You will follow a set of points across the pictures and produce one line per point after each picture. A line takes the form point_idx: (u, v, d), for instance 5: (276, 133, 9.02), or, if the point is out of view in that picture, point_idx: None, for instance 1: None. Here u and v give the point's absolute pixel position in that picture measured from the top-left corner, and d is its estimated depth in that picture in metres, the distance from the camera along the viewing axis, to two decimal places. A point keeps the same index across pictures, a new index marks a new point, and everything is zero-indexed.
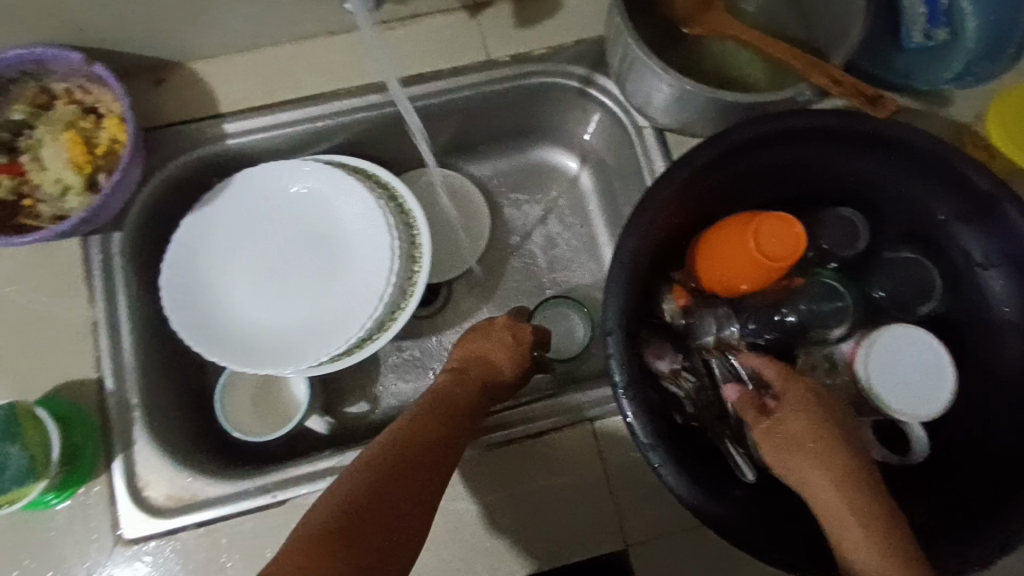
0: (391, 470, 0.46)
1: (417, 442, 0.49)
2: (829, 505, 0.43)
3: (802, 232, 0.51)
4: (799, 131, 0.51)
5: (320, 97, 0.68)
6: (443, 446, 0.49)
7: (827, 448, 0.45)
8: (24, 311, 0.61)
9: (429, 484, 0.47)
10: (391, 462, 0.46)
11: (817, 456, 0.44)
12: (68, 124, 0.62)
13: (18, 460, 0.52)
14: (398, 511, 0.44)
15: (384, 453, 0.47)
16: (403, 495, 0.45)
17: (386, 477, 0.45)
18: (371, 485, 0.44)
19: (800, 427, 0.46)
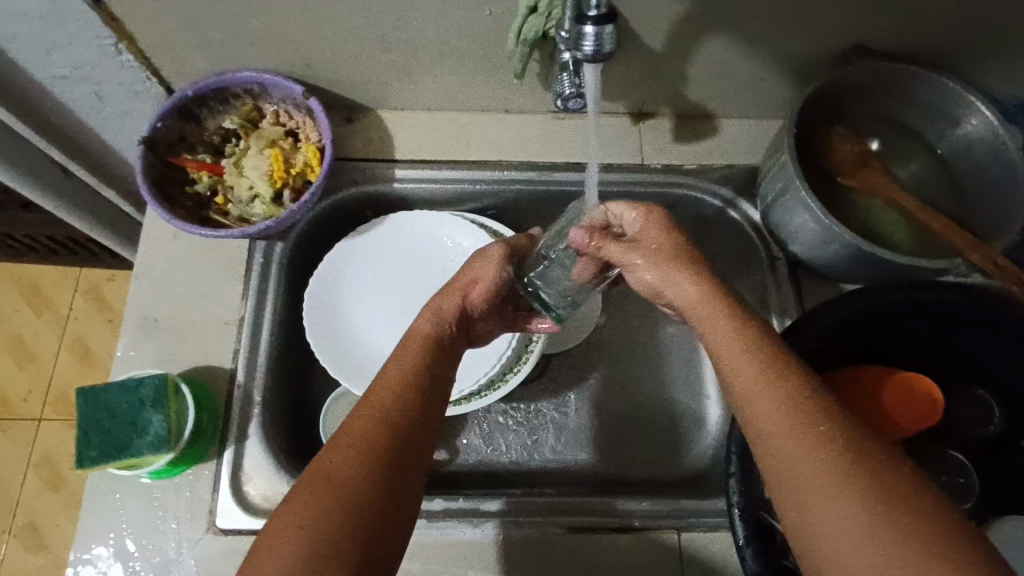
0: (360, 445, 0.45)
1: (387, 406, 0.49)
2: (765, 404, 0.42)
3: (940, 402, 0.53)
4: (950, 305, 0.53)
5: (484, 163, 0.75)
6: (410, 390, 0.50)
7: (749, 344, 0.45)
8: (185, 290, 0.67)
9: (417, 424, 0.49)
10: (368, 433, 0.46)
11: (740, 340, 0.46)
12: (271, 141, 0.69)
13: (158, 428, 0.55)
14: (400, 461, 0.46)
15: (355, 429, 0.47)
16: (394, 451, 0.46)
17: (367, 457, 0.45)
18: (349, 470, 0.44)
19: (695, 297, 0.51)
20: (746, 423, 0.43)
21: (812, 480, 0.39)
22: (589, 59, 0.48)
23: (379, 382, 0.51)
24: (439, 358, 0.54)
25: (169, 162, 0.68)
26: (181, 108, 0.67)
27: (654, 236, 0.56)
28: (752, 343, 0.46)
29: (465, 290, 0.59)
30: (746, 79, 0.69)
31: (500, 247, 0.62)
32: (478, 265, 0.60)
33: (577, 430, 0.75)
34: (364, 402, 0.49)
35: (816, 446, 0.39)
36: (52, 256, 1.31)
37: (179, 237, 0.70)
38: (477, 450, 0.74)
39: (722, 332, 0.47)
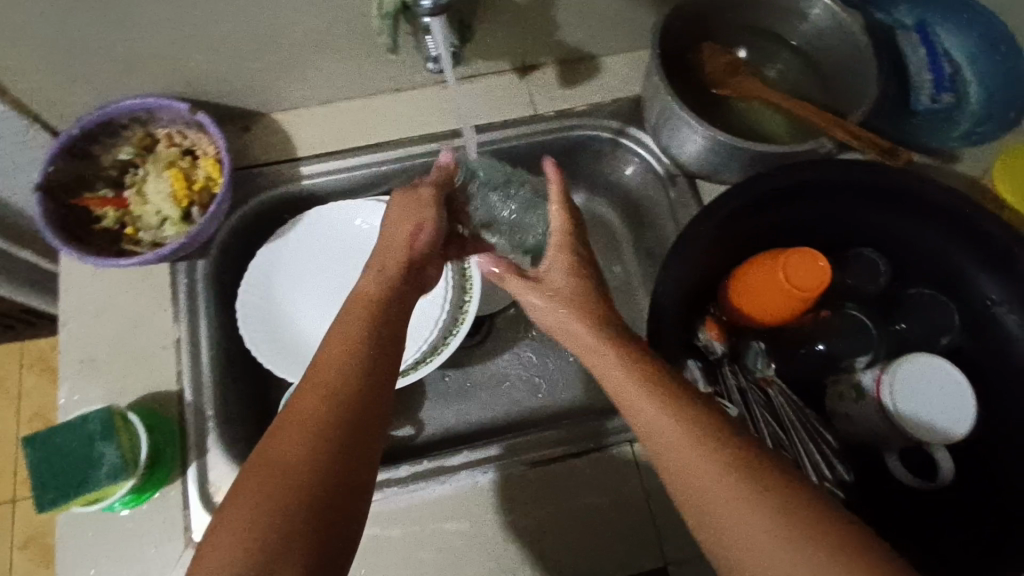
0: (308, 436, 0.44)
1: (328, 377, 0.48)
2: (664, 426, 0.45)
3: (829, 267, 0.56)
4: (818, 179, 0.59)
5: (385, 144, 0.76)
6: (355, 358, 0.49)
7: (655, 397, 0.47)
8: (116, 325, 0.68)
9: (366, 398, 0.48)
10: (315, 412, 0.46)
11: (648, 394, 0.48)
12: (170, 163, 0.70)
13: (112, 458, 0.56)
14: (352, 434, 0.46)
15: (300, 410, 0.46)
16: (345, 427, 0.46)
17: (313, 448, 0.44)
18: (293, 460, 0.43)
19: (601, 368, 0.51)
20: (651, 440, 0.46)
21: (710, 494, 0.42)
22: (429, 11, 0.53)
23: (324, 359, 0.49)
24: (382, 326, 0.52)
25: (71, 204, 0.68)
26: (70, 149, 0.67)
27: (559, 281, 0.58)
28: (659, 393, 0.47)
29: (409, 233, 0.60)
30: (612, 15, 0.72)
31: (429, 188, 0.63)
32: (410, 215, 0.61)
33: (530, 380, 0.79)
34: (313, 375, 0.48)
35: (710, 457, 0.43)
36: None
37: (98, 275, 0.70)
38: (439, 418, 0.77)
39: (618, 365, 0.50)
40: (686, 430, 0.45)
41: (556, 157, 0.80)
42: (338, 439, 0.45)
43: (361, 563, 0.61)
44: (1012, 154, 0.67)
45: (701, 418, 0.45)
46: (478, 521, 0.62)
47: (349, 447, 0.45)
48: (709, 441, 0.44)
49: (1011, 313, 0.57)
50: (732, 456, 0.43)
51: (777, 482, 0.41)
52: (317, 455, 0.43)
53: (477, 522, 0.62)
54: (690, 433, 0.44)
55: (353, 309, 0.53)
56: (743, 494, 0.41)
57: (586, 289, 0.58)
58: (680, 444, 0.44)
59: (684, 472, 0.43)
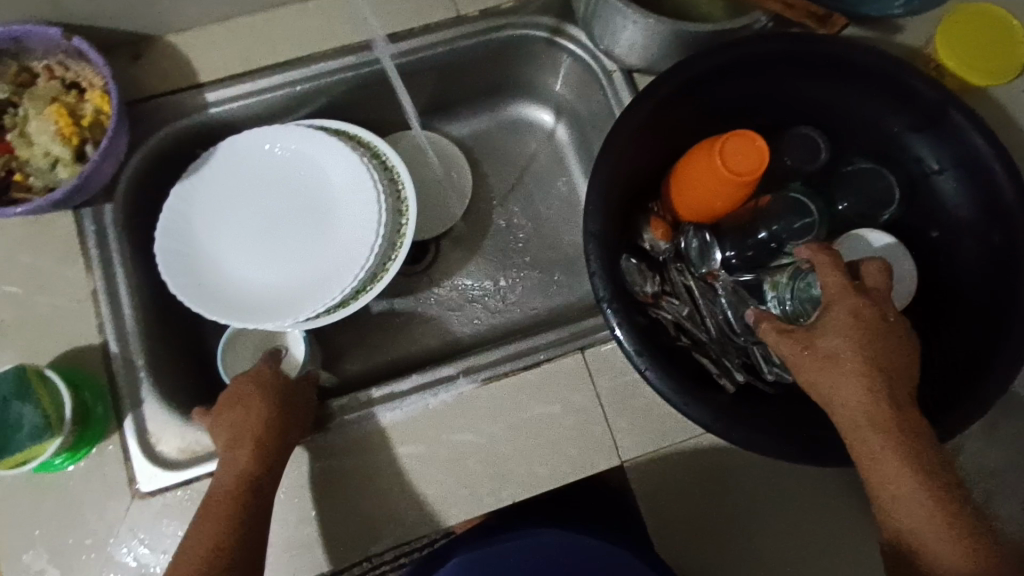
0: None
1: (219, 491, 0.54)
2: (906, 490, 0.47)
3: (768, 147, 0.54)
4: (754, 56, 0.56)
5: (296, 62, 0.70)
6: (241, 469, 0.55)
7: (914, 458, 0.47)
8: (22, 282, 0.63)
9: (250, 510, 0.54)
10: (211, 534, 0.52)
11: (906, 451, 0.47)
12: (51, 100, 0.63)
13: (32, 417, 0.53)
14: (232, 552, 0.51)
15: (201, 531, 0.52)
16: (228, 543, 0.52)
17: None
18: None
19: (851, 393, 0.48)
20: (845, 428, 0.49)
21: (881, 478, 0.48)
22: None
23: (219, 482, 0.55)
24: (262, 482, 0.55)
25: None
26: None
27: (835, 344, 0.49)
28: (917, 453, 0.47)
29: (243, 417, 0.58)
30: None
31: (223, 454, 0.56)
32: (229, 423, 0.57)
33: (479, 302, 0.77)
34: (195, 536, 0.52)
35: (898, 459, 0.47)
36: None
37: None
38: (393, 347, 0.76)
39: (845, 377, 0.49)
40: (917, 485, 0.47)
41: (484, 63, 0.75)
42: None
43: (318, 497, 0.60)
44: (951, 18, 0.64)
45: (937, 493, 0.47)
46: (433, 444, 0.61)
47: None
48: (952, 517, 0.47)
49: (950, 180, 0.56)
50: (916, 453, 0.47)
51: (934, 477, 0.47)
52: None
53: (432, 445, 0.61)
54: (934, 506, 0.47)
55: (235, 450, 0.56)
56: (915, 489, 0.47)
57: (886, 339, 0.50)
58: (914, 515, 0.47)
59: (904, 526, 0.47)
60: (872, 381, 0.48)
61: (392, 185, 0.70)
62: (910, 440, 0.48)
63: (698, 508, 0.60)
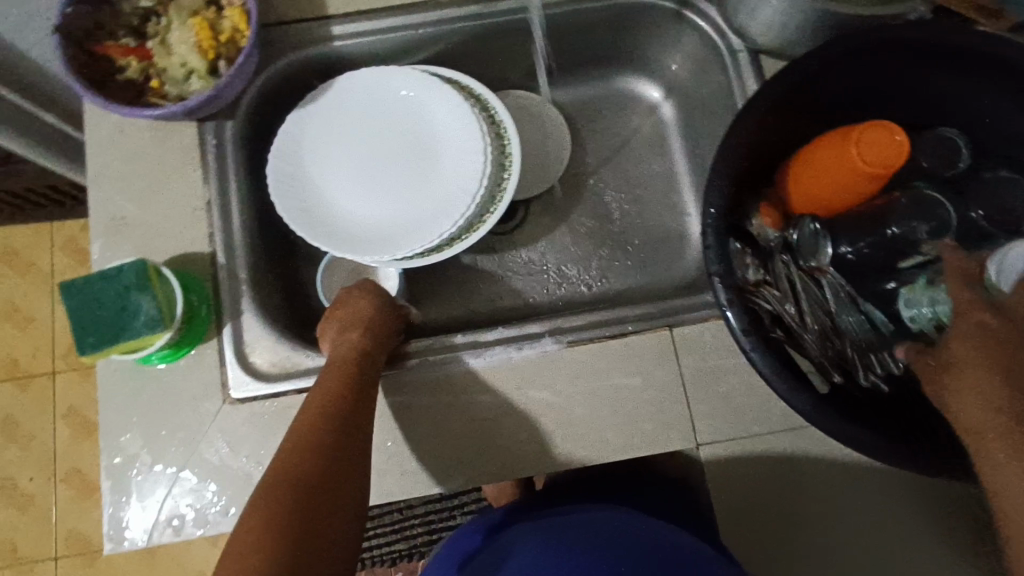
0: (302, 451, 0.54)
1: (316, 404, 0.57)
2: None
3: (907, 145, 0.52)
4: (907, 46, 0.53)
5: (422, 6, 0.70)
6: (346, 389, 0.57)
7: None
8: (145, 184, 0.66)
9: (343, 430, 0.55)
10: (308, 436, 0.55)
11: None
12: (194, 12, 0.65)
13: (149, 309, 0.56)
14: (324, 464, 0.53)
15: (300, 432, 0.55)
16: (320, 453, 0.54)
17: (286, 476, 0.52)
18: (297, 463, 0.53)
19: (972, 392, 0.43)
20: (972, 440, 0.43)
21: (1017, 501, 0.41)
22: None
23: (327, 363, 0.60)
24: (364, 364, 0.59)
25: (93, 52, 0.63)
26: None
27: (955, 353, 0.45)
28: None
29: (350, 314, 0.64)
30: None
31: (337, 337, 0.63)
32: (344, 309, 0.65)
33: (562, 267, 0.78)
34: (307, 404, 0.57)
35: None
36: (20, 214, 1.29)
37: (124, 132, 0.67)
38: (473, 300, 0.77)
39: (968, 380, 0.44)
40: None
41: (606, 28, 0.74)
42: (314, 446, 0.54)
43: (394, 429, 0.61)
44: None
45: None
46: (510, 396, 0.62)
47: (329, 459, 0.54)
48: None
49: None
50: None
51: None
52: (301, 480, 0.52)
53: (509, 397, 0.62)
54: None
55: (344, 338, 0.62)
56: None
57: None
58: None
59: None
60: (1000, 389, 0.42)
61: (498, 138, 0.70)
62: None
63: (766, 500, 0.60)
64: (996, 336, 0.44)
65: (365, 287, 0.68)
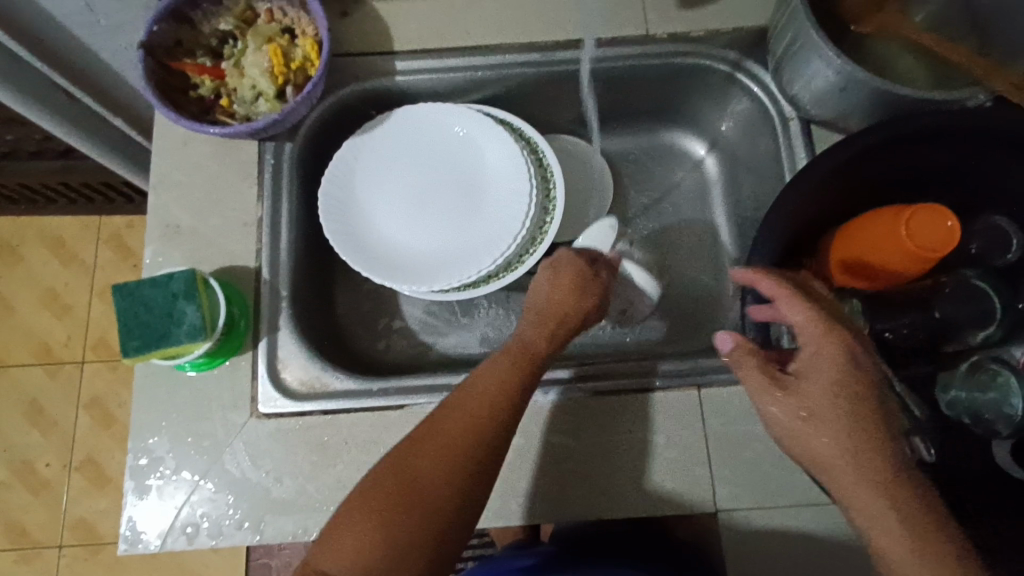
0: (460, 438, 0.52)
1: (476, 401, 0.54)
2: (900, 545, 0.45)
3: (958, 228, 0.51)
4: (966, 132, 0.53)
5: (484, 50, 0.73)
6: (507, 407, 0.54)
7: (899, 513, 0.45)
8: (202, 196, 0.69)
9: (491, 468, 0.53)
10: (453, 441, 0.52)
11: (886, 502, 0.46)
12: (268, 39, 0.68)
13: (193, 318, 0.58)
14: (465, 499, 0.51)
15: (442, 430, 0.53)
16: (468, 475, 0.51)
17: (443, 454, 0.51)
18: (464, 447, 0.52)
19: (827, 433, 0.48)
20: (823, 475, 0.49)
21: (860, 505, 0.47)
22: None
23: (512, 346, 0.58)
24: (550, 356, 0.59)
25: (170, 67, 0.67)
26: (176, 10, 0.66)
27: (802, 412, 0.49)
28: (901, 503, 0.46)
29: (580, 309, 0.61)
30: None
31: (536, 317, 0.61)
32: (564, 288, 0.61)
33: None
34: (476, 387, 0.55)
35: (880, 487, 0.46)
36: (73, 207, 1.34)
37: (188, 145, 0.70)
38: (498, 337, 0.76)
39: (836, 398, 0.48)
40: (914, 529, 0.45)
41: (660, 86, 0.76)
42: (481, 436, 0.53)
43: None
44: None
45: (931, 526, 0.45)
46: (533, 439, 0.62)
47: (489, 455, 0.52)
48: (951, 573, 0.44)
49: None
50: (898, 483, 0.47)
51: (929, 516, 0.45)
52: (455, 472, 0.51)
53: (532, 440, 0.62)
54: (926, 554, 0.44)
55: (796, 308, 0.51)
56: (896, 521, 0.45)
57: (869, 397, 0.49)
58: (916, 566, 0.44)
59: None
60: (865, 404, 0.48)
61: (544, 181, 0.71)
62: (891, 463, 0.47)
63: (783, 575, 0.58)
64: (848, 369, 0.49)
65: (580, 265, 0.63)
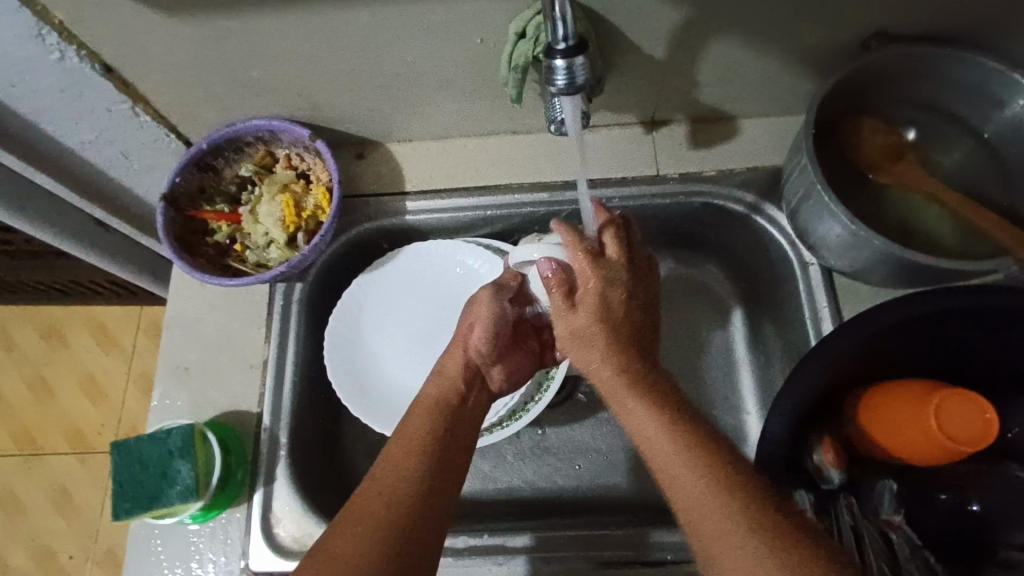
0: (418, 445, 0.51)
1: (418, 424, 0.53)
2: (689, 482, 0.44)
3: (996, 421, 0.48)
4: (998, 308, 0.49)
5: (493, 189, 0.74)
6: (456, 399, 0.56)
7: (689, 446, 0.46)
8: (213, 337, 0.70)
9: (451, 441, 0.53)
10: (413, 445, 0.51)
11: (681, 440, 0.47)
12: (283, 186, 0.71)
13: (187, 478, 0.57)
14: (441, 472, 0.51)
15: (400, 443, 0.52)
16: (432, 467, 0.50)
17: (411, 475, 0.49)
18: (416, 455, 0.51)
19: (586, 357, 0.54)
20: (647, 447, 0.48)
21: (734, 570, 0.40)
22: (564, 90, 0.51)
23: (442, 366, 0.58)
24: (472, 377, 0.59)
25: (191, 215, 0.70)
26: (198, 161, 0.69)
27: (580, 324, 0.55)
28: (695, 438, 0.47)
29: (466, 337, 0.59)
30: (761, 79, 0.65)
31: (483, 298, 0.60)
32: (471, 316, 0.60)
33: (608, 455, 0.72)
34: (415, 411, 0.55)
35: (708, 473, 0.44)
36: (85, 298, 1.27)
37: (203, 286, 0.72)
38: (506, 479, 0.72)
39: (675, 455, 0.46)
40: (710, 471, 0.44)
41: (673, 221, 0.74)
42: (429, 456, 0.51)
43: None
44: None
45: (727, 462, 0.45)
46: None
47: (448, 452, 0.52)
48: (761, 513, 0.42)
49: None
50: (783, 532, 0.41)
51: (780, 520, 0.41)
52: (421, 470, 0.50)
53: None
54: (727, 490, 0.43)
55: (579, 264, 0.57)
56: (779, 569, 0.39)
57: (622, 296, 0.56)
58: (705, 497, 0.43)
59: (711, 535, 0.42)
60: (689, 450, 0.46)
61: None
62: (770, 510, 0.42)
63: None
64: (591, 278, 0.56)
65: (495, 305, 0.60)
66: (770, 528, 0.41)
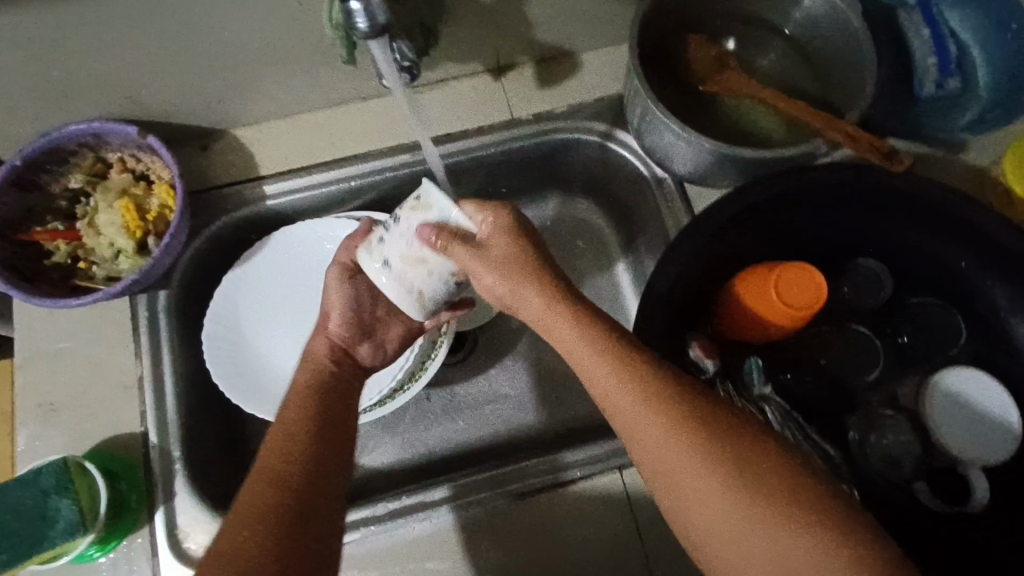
0: (284, 475, 0.47)
1: (271, 454, 0.48)
2: (636, 413, 0.43)
3: (824, 282, 0.54)
4: (822, 187, 0.55)
5: (352, 158, 0.72)
6: (323, 418, 0.51)
7: (623, 376, 0.44)
8: (76, 365, 0.64)
9: (313, 464, 0.48)
10: (273, 479, 0.46)
11: (612, 368, 0.45)
12: (121, 192, 0.66)
13: (68, 513, 0.54)
14: (305, 495, 0.46)
15: (262, 476, 0.47)
16: (294, 499, 0.46)
17: (263, 512, 0.44)
18: (278, 488, 0.46)
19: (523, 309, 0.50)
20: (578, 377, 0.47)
21: (693, 477, 0.41)
22: (368, 34, 0.49)
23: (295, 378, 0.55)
24: (342, 369, 0.57)
25: (20, 240, 0.64)
26: (15, 180, 0.63)
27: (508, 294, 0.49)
28: (619, 360, 0.45)
29: (326, 325, 0.58)
30: (590, 9, 0.67)
31: (335, 268, 0.58)
32: (331, 297, 0.58)
33: (514, 398, 0.74)
34: (273, 431, 0.50)
35: (649, 407, 0.43)
36: None
37: (54, 314, 0.66)
38: (418, 442, 0.72)
39: (613, 378, 0.44)
40: (648, 404, 0.43)
41: (536, 163, 0.75)
42: (298, 478, 0.47)
43: None
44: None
45: (663, 384, 0.43)
46: (460, 558, 0.59)
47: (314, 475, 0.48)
48: (694, 434, 0.41)
49: None
50: (718, 432, 0.42)
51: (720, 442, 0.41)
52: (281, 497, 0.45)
53: (464, 558, 0.59)
54: (662, 415, 0.42)
55: (495, 241, 0.50)
56: (736, 487, 0.40)
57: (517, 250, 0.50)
58: (659, 432, 0.42)
59: (669, 465, 0.42)
60: (635, 377, 0.44)
61: None
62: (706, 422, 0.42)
63: None
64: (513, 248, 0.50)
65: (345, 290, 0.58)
66: (707, 449, 0.41)
